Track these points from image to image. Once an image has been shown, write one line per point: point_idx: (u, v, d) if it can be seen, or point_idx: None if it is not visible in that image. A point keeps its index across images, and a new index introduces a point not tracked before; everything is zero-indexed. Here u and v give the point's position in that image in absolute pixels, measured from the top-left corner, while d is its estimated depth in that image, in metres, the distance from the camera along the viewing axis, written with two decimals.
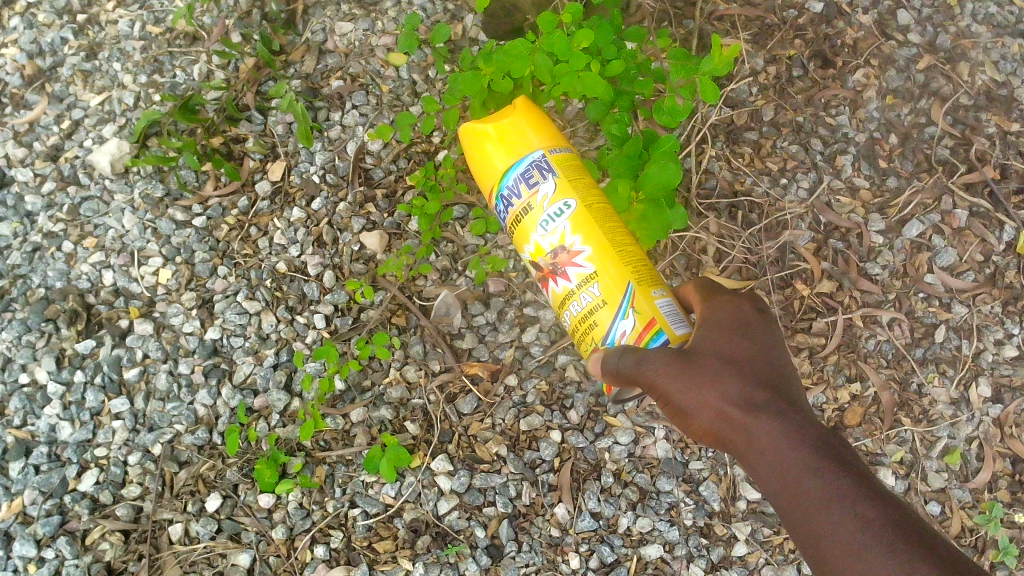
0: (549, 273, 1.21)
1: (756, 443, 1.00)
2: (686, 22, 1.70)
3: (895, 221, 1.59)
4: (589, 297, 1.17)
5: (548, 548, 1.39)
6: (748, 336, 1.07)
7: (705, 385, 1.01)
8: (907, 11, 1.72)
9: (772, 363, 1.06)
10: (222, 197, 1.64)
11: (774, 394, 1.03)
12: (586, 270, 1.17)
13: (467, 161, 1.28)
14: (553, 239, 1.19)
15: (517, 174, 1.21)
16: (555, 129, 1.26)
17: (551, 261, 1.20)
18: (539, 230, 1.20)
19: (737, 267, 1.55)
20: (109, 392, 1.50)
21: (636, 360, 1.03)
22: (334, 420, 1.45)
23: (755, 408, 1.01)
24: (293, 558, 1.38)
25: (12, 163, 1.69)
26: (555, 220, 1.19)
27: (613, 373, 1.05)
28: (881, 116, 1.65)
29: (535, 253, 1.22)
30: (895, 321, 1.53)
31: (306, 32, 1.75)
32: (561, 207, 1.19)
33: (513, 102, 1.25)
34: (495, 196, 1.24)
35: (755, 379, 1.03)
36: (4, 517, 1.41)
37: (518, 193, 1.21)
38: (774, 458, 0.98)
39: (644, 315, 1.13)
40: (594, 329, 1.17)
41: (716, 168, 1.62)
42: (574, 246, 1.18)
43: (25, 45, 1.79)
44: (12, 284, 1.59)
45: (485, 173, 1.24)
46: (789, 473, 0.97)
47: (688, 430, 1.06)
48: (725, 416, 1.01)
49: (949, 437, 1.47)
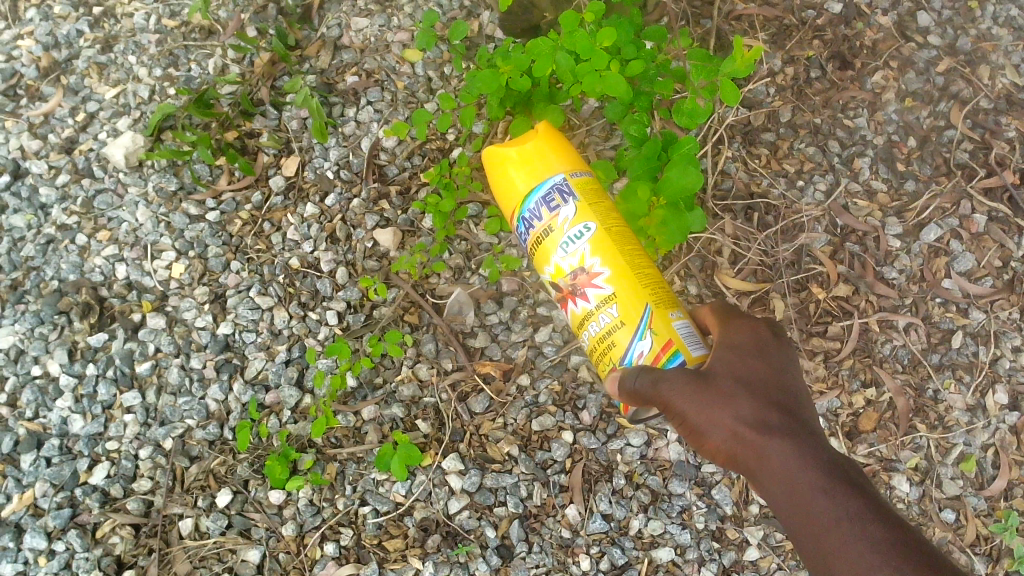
0: (568, 294, 1.23)
1: (769, 464, 0.99)
2: (704, 22, 1.69)
3: (913, 225, 1.57)
4: (607, 318, 1.18)
5: (559, 549, 1.38)
6: (763, 358, 1.07)
7: (719, 405, 1.02)
8: (927, 13, 1.70)
9: (787, 386, 1.06)
10: (236, 192, 1.64)
11: (788, 417, 1.02)
12: (606, 291, 1.19)
13: (490, 184, 1.30)
14: (573, 261, 1.21)
15: (539, 197, 1.23)
16: (576, 153, 1.28)
17: (571, 282, 1.22)
18: (559, 252, 1.22)
19: (752, 270, 1.55)
20: (122, 386, 1.50)
21: (653, 380, 1.05)
22: (345, 417, 1.45)
23: (769, 430, 1.01)
24: (303, 555, 1.38)
25: (27, 155, 1.69)
26: (575, 242, 1.21)
27: (630, 393, 1.08)
28: (899, 119, 1.63)
29: (555, 274, 1.24)
30: (911, 326, 1.51)
31: (321, 27, 1.75)
32: (582, 230, 1.21)
33: (536, 125, 1.27)
34: (516, 218, 1.26)
35: (769, 401, 1.03)
36: (15, 509, 1.42)
37: (539, 215, 1.23)
38: (785, 479, 0.98)
39: (662, 336, 1.14)
40: (612, 351, 1.19)
41: (733, 169, 1.60)
42: (594, 267, 1.20)
43: (41, 36, 1.78)
44: (26, 276, 1.59)
45: (507, 196, 1.27)
46: (801, 494, 0.97)
47: (701, 450, 1.06)
48: (738, 435, 1.01)
49: (966, 444, 1.46)
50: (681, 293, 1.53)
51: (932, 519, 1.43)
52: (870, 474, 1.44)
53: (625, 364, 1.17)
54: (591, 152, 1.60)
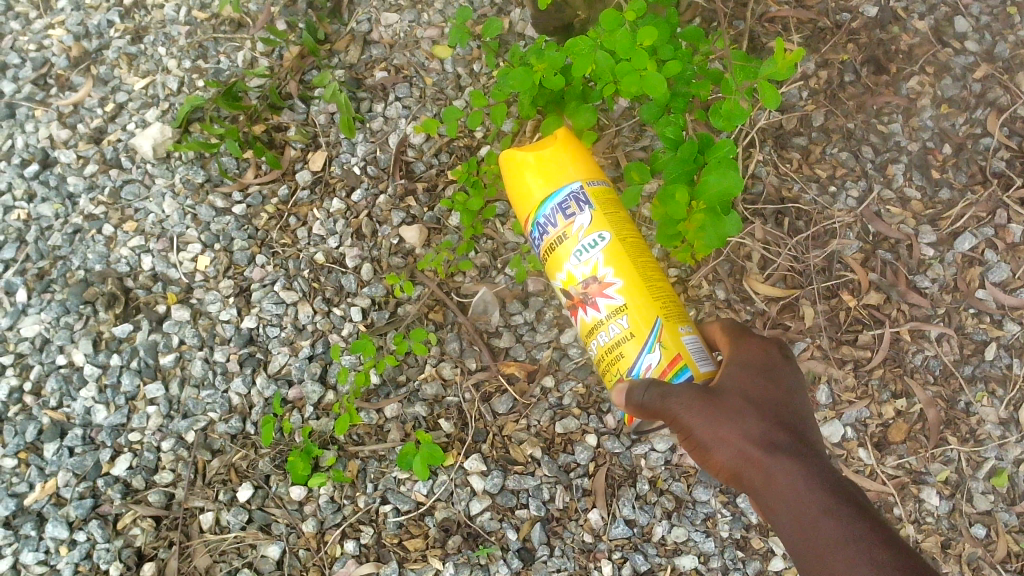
0: (579, 302, 1.23)
1: (776, 484, 0.97)
2: (737, 23, 1.66)
3: (947, 233, 1.54)
4: (617, 328, 1.18)
5: (580, 554, 1.37)
6: (774, 379, 1.06)
7: (729, 423, 1.00)
8: (964, 18, 1.67)
9: (794, 407, 1.05)
10: (263, 185, 1.64)
11: (795, 437, 1.01)
12: (617, 302, 1.18)
13: (505, 188, 1.29)
14: (586, 269, 1.21)
15: (554, 204, 1.22)
16: (593, 161, 1.27)
17: (583, 291, 1.21)
18: (572, 260, 1.22)
19: (782, 275, 1.53)
20: (145, 377, 1.50)
21: (662, 395, 1.02)
22: (368, 414, 1.45)
23: (777, 449, 0.99)
24: (323, 552, 1.37)
25: (55, 144, 1.70)
26: (589, 251, 1.21)
27: (636, 407, 1.04)
28: (935, 125, 1.61)
29: (566, 282, 1.24)
30: (944, 336, 1.49)
31: (351, 21, 1.74)
32: (596, 239, 1.21)
33: (557, 132, 1.26)
34: (530, 224, 1.25)
35: (777, 421, 1.02)
36: (38, 498, 1.42)
37: (554, 222, 1.22)
38: (792, 500, 0.96)
39: (670, 350, 1.14)
40: (619, 362, 1.18)
41: (764, 173, 1.58)
42: (606, 277, 1.19)
43: (72, 26, 1.79)
44: (53, 265, 1.59)
45: (522, 201, 1.25)
46: (807, 516, 0.95)
47: (705, 467, 1.04)
48: (746, 454, 0.99)
49: (997, 458, 1.43)
50: (709, 298, 1.51)
51: (962, 534, 1.40)
52: (899, 486, 1.42)
53: (629, 374, 1.17)
54: (620, 153, 1.59)
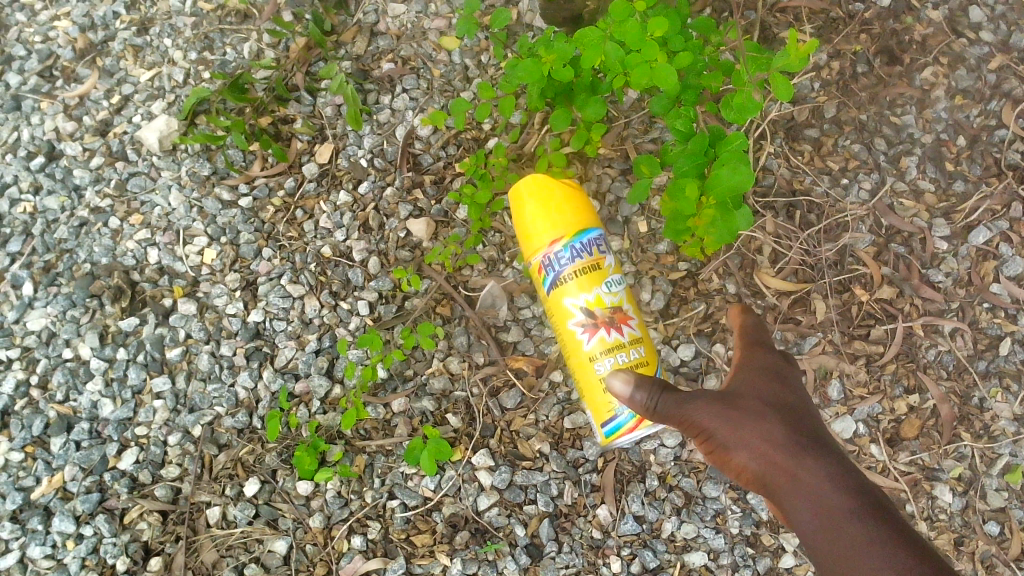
0: (603, 324, 1.26)
1: (795, 484, 0.96)
2: (748, 13, 1.64)
3: (961, 227, 1.52)
4: (637, 354, 1.26)
5: (589, 550, 1.36)
6: (790, 386, 1.06)
7: (746, 426, 1.00)
8: (979, 8, 1.64)
9: (812, 415, 1.04)
10: (269, 177, 1.63)
11: (814, 440, 1.00)
12: (638, 332, 1.28)
13: (527, 212, 1.26)
14: (613, 298, 1.28)
15: (593, 237, 1.28)
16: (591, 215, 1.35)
17: (609, 314, 1.27)
18: (603, 287, 1.28)
19: (793, 269, 1.50)
20: (151, 371, 1.49)
21: (678, 401, 1.03)
22: (375, 409, 1.43)
23: (796, 449, 0.98)
24: (330, 548, 1.36)
25: (61, 136, 1.69)
26: (615, 285, 1.29)
27: (655, 414, 1.05)
28: (949, 117, 1.58)
29: (591, 304, 1.27)
30: (957, 331, 1.47)
31: (358, 12, 1.72)
32: (617, 278, 1.30)
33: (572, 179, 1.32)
34: (562, 245, 1.26)
35: (796, 425, 1.01)
36: (44, 492, 1.41)
37: (591, 250, 1.27)
38: (812, 501, 0.95)
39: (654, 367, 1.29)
40: (611, 390, 1.24)
41: (775, 165, 1.56)
42: (628, 312, 1.29)
43: (77, 18, 1.78)
44: (59, 259, 1.58)
45: (557, 224, 1.26)
46: (826, 516, 0.94)
47: (726, 473, 1.03)
48: (764, 456, 0.99)
49: (1011, 455, 1.41)
50: (719, 292, 1.50)
51: (975, 531, 1.38)
52: (911, 482, 1.40)
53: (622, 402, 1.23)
54: (629, 145, 1.58)
